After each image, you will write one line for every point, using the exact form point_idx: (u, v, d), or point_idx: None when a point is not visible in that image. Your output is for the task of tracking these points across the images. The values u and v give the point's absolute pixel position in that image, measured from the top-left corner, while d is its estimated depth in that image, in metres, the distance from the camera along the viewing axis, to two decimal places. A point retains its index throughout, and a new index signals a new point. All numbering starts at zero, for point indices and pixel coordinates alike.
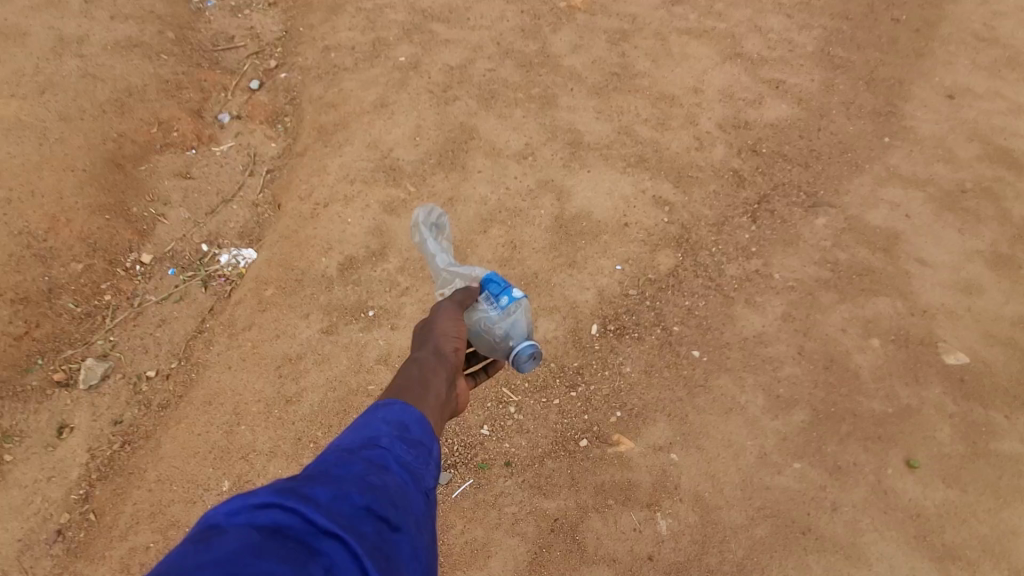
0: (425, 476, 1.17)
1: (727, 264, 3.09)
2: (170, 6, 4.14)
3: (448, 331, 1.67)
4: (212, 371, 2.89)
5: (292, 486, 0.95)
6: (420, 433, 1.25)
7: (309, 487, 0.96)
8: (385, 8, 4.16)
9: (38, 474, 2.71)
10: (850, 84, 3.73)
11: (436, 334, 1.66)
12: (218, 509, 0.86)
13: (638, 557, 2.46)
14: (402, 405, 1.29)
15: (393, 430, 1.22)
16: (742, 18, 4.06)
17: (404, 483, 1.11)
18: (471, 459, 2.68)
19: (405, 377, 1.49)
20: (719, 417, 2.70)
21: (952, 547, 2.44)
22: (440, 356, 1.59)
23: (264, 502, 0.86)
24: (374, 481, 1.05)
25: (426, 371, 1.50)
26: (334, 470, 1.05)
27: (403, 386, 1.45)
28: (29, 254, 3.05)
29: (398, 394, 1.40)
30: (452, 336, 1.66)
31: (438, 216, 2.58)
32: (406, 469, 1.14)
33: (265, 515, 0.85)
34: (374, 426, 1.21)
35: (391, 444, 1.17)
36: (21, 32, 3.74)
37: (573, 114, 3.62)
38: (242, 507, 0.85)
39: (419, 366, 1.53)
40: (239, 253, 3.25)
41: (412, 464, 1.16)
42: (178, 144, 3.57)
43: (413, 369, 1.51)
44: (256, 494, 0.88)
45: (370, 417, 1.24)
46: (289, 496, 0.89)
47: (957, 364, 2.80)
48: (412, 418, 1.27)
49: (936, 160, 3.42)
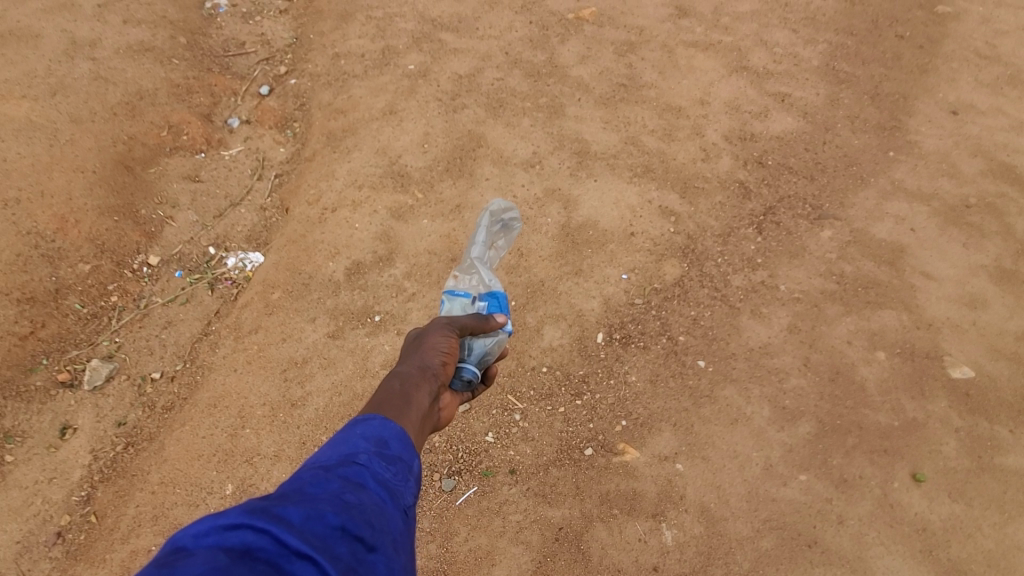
0: (404, 493, 1.15)
1: (732, 274, 3.10)
2: (182, 11, 4.19)
3: (437, 344, 1.61)
4: (217, 373, 2.89)
5: (263, 506, 0.92)
6: (399, 449, 1.23)
7: (281, 506, 0.93)
8: (394, 17, 4.21)
9: (40, 475, 2.69)
10: (855, 98, 3.75)
11: (424, 348, 1.61)
12: (187, 530, 0.84)
13: (642, 567, 2.45)
14: (381, 420, 1.27)
15: (372, 447, 1.19)
16: (748, 32, 4.10)
17: (382, 500, 1.08)
18: (476, 466, 2.67)
19: (387, 390, 1.47)
20: (724, 428, 2.69)
21: (959, 562, 2.43)
22: (425, 369, 1.55)
23: (233, 523, 0.84)
24: (350, 498, 1.03)
25: (407, 385, 1.48)
26: (309, 487, 1.02)
27: (382, 400, 1.43)
28: (37, 254, 3.06)
29: (377, 408, 1.39)
30: (439, 351, 1.60)
31: (511, 217, 2.33)
32: (384, 486, 1.12)
33: (234, 537, 0.82)
34: (353, 442, 1.18)
35: (370, 460, 1.14)
36: (34, 35, 3.77)
37: (580, 124, 3.64)
38: (210, 529, 0.82)
39: (401, 379, 1.51)
40: (246, 257, 3.26)
41: (391, 480, 1.14)
42: (187, 147, 3.59)
43: (395, 382, 1.49)
44: (225, 515, 0.85)
45: (349, 433, 1.21)
46: (260, 517, 0.86)
47: (962, 378, 2.80)
48: (392, 434, 1.24)
49: (941, 174, 3.44)
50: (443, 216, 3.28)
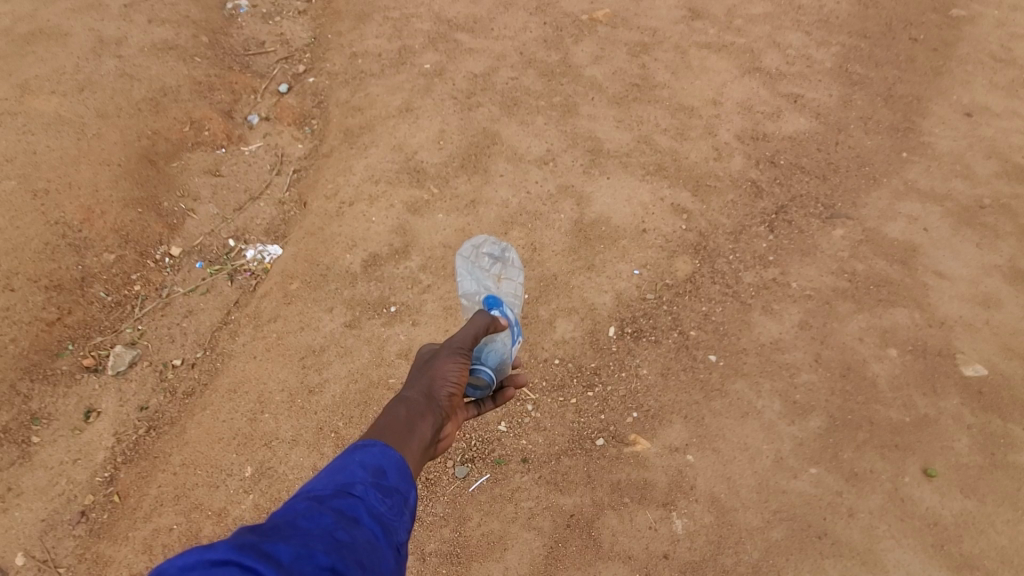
0: (397, 528, 1.22)
1: (744, 271, 3.12)
2: (204, 11, 4.29)
3: (446, 376, 1.72)
4: (237, 360, 2.96)
5: (254, 541, 0.97)
6: (396, 480, 1.31)
7: (272, 541, 0.99)
8: (411, 18, 4.28)
9: (65, 456, 2.77)
10: (868, 99, 3.77)
11: (435, 376, 1.71)
12: (177, 560, 0.91)
13: (653, 555, 2.47)
14: (381, 448, 1.35)
15: (369, 476, 1.27)
16: (761, 34, 4.13)
17: (375, 537, 1.15)
18: (488, 454, 2.71)
19: (392, 417, 1.56)
20: (735, 420, 2.72)
21: (971, 557, 2.43)
22: (431, 400, 1.65)
23: (222, 559, 0.90)
24: (342, 535, 1.09)
25: (413, 414, 1.57)
26: (302, 521, 1.07)
27: (386, 426, 1.52)
28: (64, 244, 3.16)
29: (380, 434, 1.48)
30: (450, 382, 1.72)
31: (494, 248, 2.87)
32: (378, 521, 1.18)
33: (221, 573, 0.88)
34: (351, 471, 1.26)
35: (365, 493, 1.22)
36: (62, 33, 3.89)
37: (593, 122, 3.69)
38: (199, 564, 0.89)
39: (407, 406, 1.60)
40: (265, 249, 3.33)
41: (385, 515, 1.21)
42: (208, 142, 3.67)
43: (400, 409, 1.59)
44: (214, 550, 0.91)
45: (348, 460, 1.29)
46: (248, 555, 0.92)
47: (975, 376, 2.80)
48: (391, 463, 1.33)
49: (954, 175, 3.45)
50: (458, 211, 3.33)
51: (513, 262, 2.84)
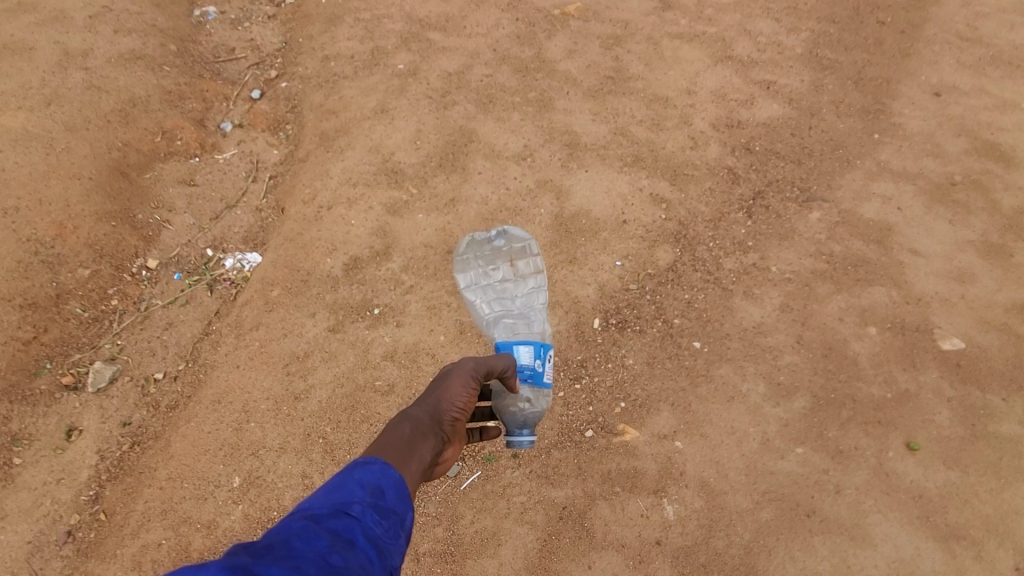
0: (392, 552, 1.18)
1: (724, 258, 3.15)
2: (171, 19, 4.21)
3: (454, 400, 1.70)
4: (220, 370, 2.92)
5: (246, 564, 0.92)
6: (394, 501, 1.28)
7: (264, 564, 0.94)
8: (382, 18, 4.25)
9: (48, 477, 2.72)
10: (839, 84, 3.82)
11: (442, 398, 1.70)
12: None
13: (645, 542, 2.51)
14: (380, 467, 1.34)
15: (367, 496, 1.24)
16: (732, 22, 4.16)
17: (369, 561, 1.11)
18: (478, 452, 2.71)
19: (395, 435, 1.52)
20: (721, 405, 2.74)
21: (956, 527, 2.49)
22: (435, 421, 1.63)
23: None
24: (336, 559, 1.05)
25: (416, 433, 1.53)
26: (296, 542, 1.03)
27: (387, 442, 1.48)
28: (37, 261, 3.09)
29: (381, 450, 1.44)
30: (455, 406, 1.70)
31: (499, 234, 3.14)
32: (373, 544, 1.15)
33: None
34: (349, 491, 1.23)
35: (362, 513, 1.18)
36: (26, 47, 3.80)
37: (570, 116, 3.69)
38: None
39: (411, 424, 1.56)
40: (244, 257, 3.29)
41: (381, 537, 1.17)
42: (182, 152, 3.61)
43: (404, 427, 1.55)
44: None
45: (346, 478, 1.27)
46: None
47: (953, 350, 2.86)
48: (389, 484, 1.31)
49: (925, 154, 3.51)
50: (437, 210, 3.32)
51: (515, 237, 3.15)
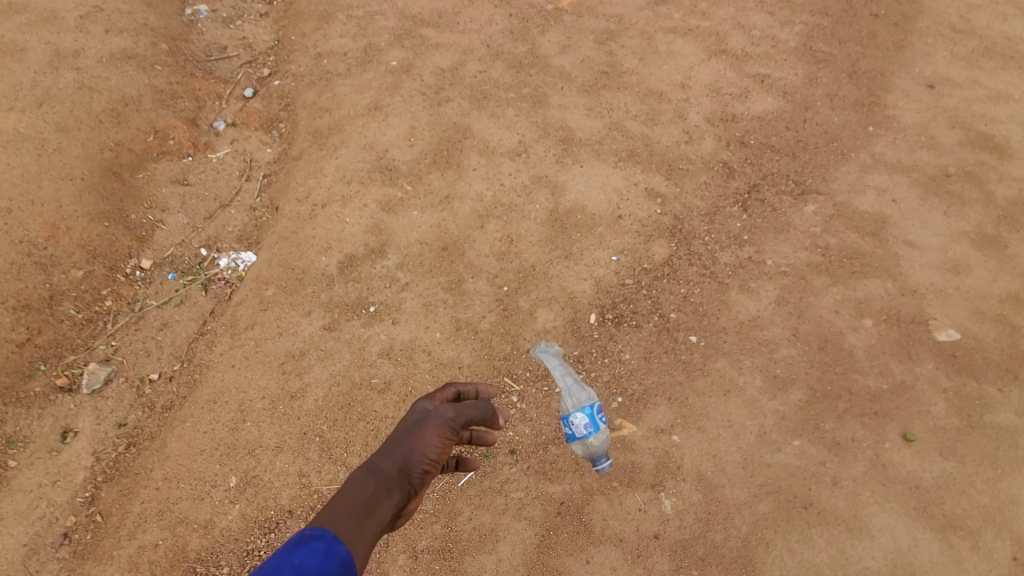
0: None
1: (720, 252, 3.15)
2: (162, 18, 4.17)
3: (428, 450, 1.48)
4: (216, 370, 2.91)
5: None
6: None
7: None
8: (374, 15, 4.22)
9: (43, 479, 2.70)
10: (833, 77, 3.81)
11: (415, 445, 1.48)
12: None
13: (644, 536, 2.52)
14: (324, 546, 1.16)
15: None
16: (726, 16, 4.15)
17: None
18: (476, 449, 2.71)
19: (355, 494, 1.34)
20: (718, 398, 2.75)
21: (953, 517, 2.50)
22: (403, 476, 1.42)
23: None
24: None
25: (377, 493, 1.34)
26: None
27: (343, 505, 1.30)
28: (30, 262, 3.07)
29: (335, 518, 1.26)
30: (429, 457, 1.48)
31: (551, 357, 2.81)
32: None
33: None
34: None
35: None
36: (17, 47, 3.77)
37: (564, 112, 3.68)
38: None
39: (373, 483, 1.36)
40: (238, 257, 3.27)
41: None
42: (174, 151, 3.59)
43: (366, 486, 1.36)
44: None
45: (281, 563, 1.10)
46: None
47: (949, 341, 2.86)
48: (330, 569, 1.13)
49: (919, 146, 3.51)
50: (432, 207, 3.31)
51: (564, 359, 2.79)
